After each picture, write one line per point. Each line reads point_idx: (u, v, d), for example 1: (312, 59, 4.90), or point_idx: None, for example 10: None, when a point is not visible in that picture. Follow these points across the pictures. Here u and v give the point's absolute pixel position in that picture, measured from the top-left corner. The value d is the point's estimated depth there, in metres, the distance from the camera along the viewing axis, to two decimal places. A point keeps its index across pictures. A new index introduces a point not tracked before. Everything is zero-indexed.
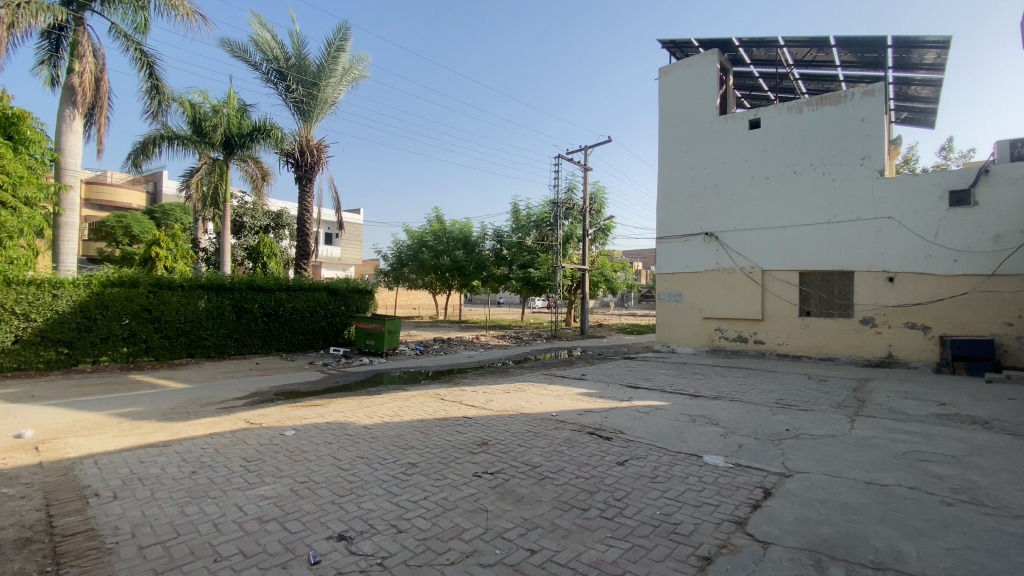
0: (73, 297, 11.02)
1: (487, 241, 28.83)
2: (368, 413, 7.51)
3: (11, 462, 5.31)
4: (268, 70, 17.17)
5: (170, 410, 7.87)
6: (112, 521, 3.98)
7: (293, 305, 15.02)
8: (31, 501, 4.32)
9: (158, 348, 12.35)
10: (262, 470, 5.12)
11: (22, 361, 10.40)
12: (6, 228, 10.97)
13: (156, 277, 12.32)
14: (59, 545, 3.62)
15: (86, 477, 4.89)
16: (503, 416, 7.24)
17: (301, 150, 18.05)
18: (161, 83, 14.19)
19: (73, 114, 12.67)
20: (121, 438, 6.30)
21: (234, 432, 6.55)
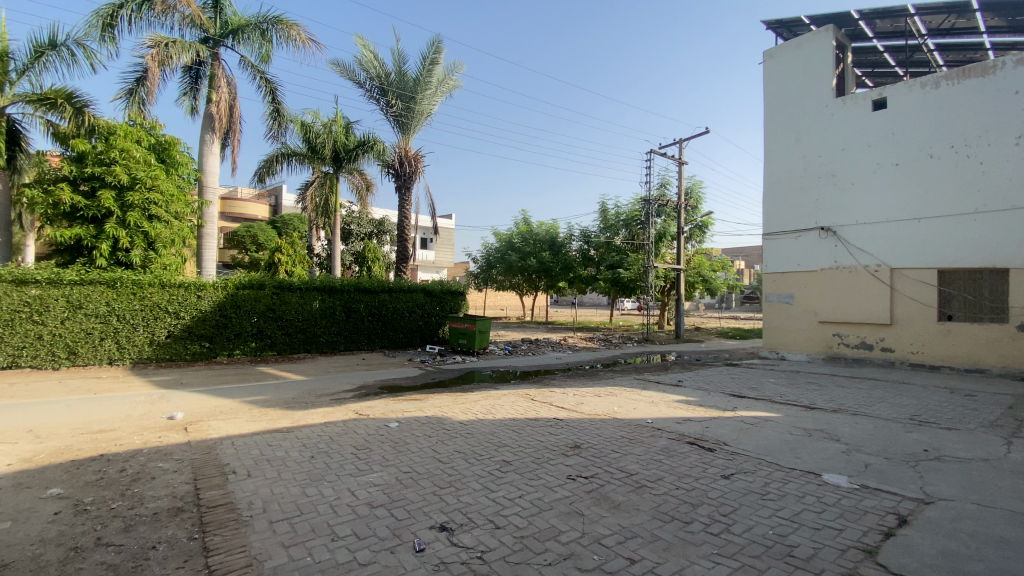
0: (213, 297, 12.68)
1: (574, 242, 28.56)
2: (462, 410, 7.77)
3: (168, 440, 6.21)
4: (371, 87, 18.46)
5: (290, 400, 8.74)
6: (246, 496, 4.49)
7: (395, 305, 15.98)
8: (183, 475, 5.02)
9: (281, 344, 13.79)
10: (370, 459, 5.48)
11: (174, 352, 12.15)
12: (161, 239, 13.02)
13: (279, 280, 13.77)
14: (204, 514, 4.15)
15: (224, 457, 5.56)
16: (596, 420, 7.11)
17: (399, 160, 19.21)
18: (282, 106, 15.85)
19: (212, 138, 14.45)
20: (252, 423, 7.12)
21: (344, 422, 7.09)
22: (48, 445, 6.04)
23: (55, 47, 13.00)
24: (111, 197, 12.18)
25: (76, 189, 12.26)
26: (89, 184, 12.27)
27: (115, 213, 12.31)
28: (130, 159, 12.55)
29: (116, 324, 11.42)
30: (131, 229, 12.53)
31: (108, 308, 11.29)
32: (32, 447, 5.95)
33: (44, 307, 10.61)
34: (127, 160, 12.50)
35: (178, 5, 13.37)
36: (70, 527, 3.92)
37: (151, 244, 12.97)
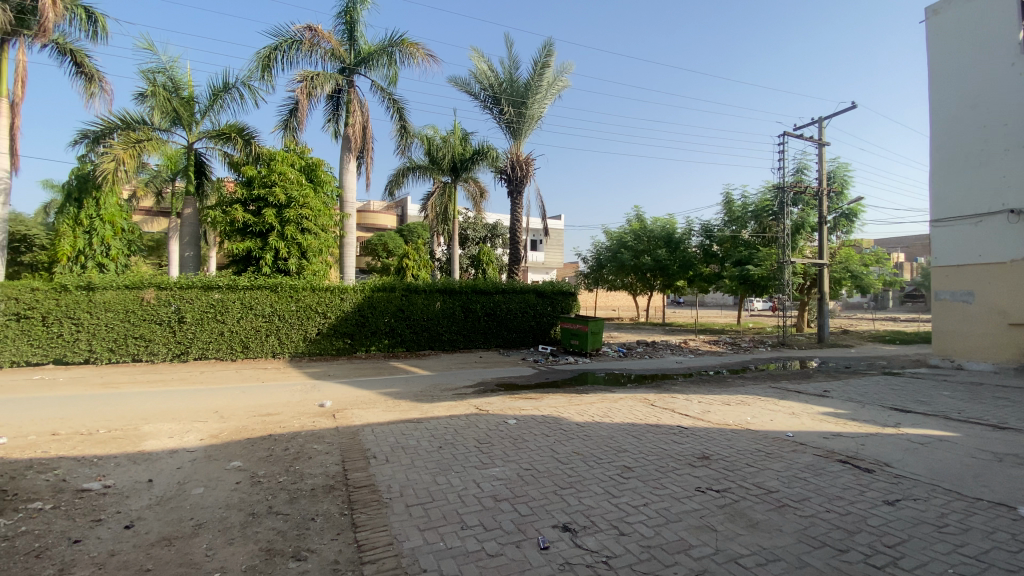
0: (353, 299, 14.15)
1: (694, 238, 26.89)
2: (579, 411, 7.72)
3: (320, 425, 7.06)
4: (485, 98, 19.21)
5: (418, 394, 9.42)
6: (385, 480, 4.93)
7: (508, 305, 16.44)
8: (334, 456, 5.67)
9: (409, 342, 14.94)
10: (492, 453, 5.70)
11: (322, 348, 13.79)
12: (312, 249, 14.85)
13: (407, 283, 14.95)
14: (351, 493, 4.64)
15: (365, 443, 6.17)
16: (725, 430, 6.63)
17: (512, 165, 19.73)
18: (407, 123, 17.18)
19: (349, 158, 16.11)
20: (387, 413, 7.81)
21: (467, 417, 7.46)
22: (231, 424, 7.23)
23: (227, 89, 15.48)
24: (273, 214, 14.22)
25: (246, 209, 14.52)
26: (256, 205, 14.48)
27: (275, 227, 14.33)
28: (286, 180, 14.51)
29: (277, 323, 13.27)
30: (288, 241, 14.48)
31: (271, 309, 13.18)
32: (220, 425, 7.15)
33: (224, 308, 12.73)
34: (284, 181, 14.46)
35: (320, 42, 15.18)
36: (249, 495, 4.63)
37: (304, 254, 14.85)
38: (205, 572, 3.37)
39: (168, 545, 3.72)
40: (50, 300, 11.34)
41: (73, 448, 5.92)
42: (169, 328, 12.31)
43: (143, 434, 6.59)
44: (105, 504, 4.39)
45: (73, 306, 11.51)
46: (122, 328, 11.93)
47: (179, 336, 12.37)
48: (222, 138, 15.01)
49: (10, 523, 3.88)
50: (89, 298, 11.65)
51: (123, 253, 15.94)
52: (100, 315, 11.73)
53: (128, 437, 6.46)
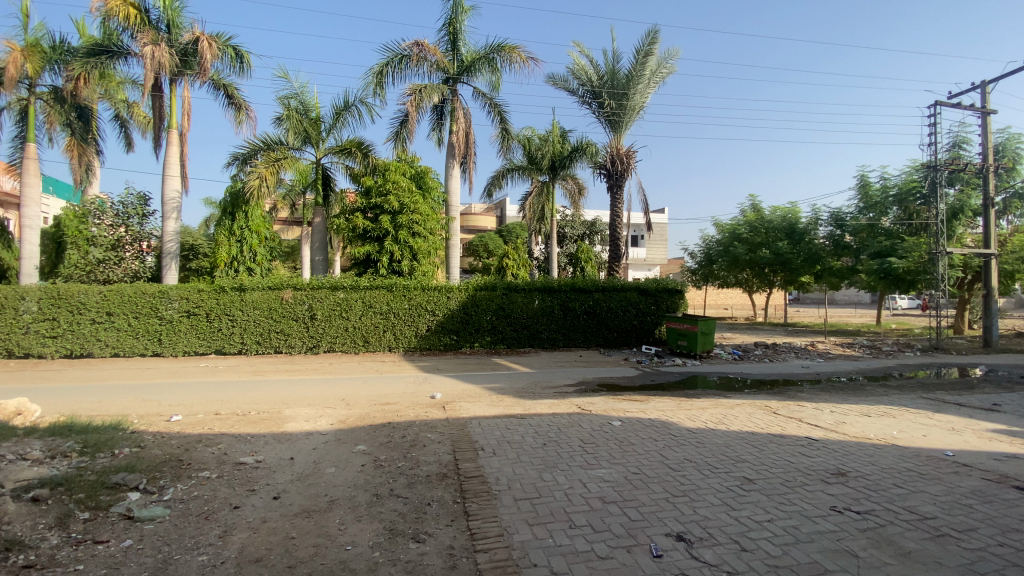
0: (459, 298, 14.82)
1: (821, 228, 24.17)
2: (689, 416, 7.32)
3: (432, 415, 7.49)
4: (584, 93, 18.94)
5: (521, 390, 9.61)
6: (494, 472, 5.10)
7: (609, 304, 16.08)
8: (445, 446, 5.98)
9: (511, 339, 15.26)
10: (598, 454, 5.62)
11: (432, 343, 14.62)
12: (421, 250, 15.83)
13: (507, 282, 15.32)
14: (463, 483, 4.86)
15: (473, 435, 6.43)
16: (863, 445, 5.88)
17: (611, 159, 19.30)
18: (508, 125, 17.58)
19: (454, 163, 16.84)
20: (493, 407, 8.07)
21: (570, 416, 7.44)
22: (355, 411, 7.95)
23: (347, 108, 17.03)
24: (388, 220, 15.41)
25: (365, 216, 15.89)
26: (373, 212, 15.78)
27: (390, 232, 15.49)
28: (398, 188, 15.63)
29: (393, 320, 14.34)
30: (401, 245, 15.59)
31: (387, 307, 14.28)
32: (346, 411, 7.91)
33: (348, 306, 14.04)
34: (397, 190, 15.59)
35: (426, 55, 16.04)
36: (372, 477, 5.06)
37: (415, 256, 15.85)
38: (339, 544, 3.74)
39: (308, 517, 4.19)
40: (212, 299, 13.38)
41: (233, 426, 6.92)
42: (303, 324, 13.85)
43: (284, 416, 7.50)
44: (257, 477, 5.07)
45: (228, 304, 13.44)
46: (266, 324, 13.67)
47: (311, 332, 13.88)
48: (344, 153, 16.50)
49: (187, 488, 4.64)
50: (241, 297, 13.54)
51: (266, 258, 18.25)
52: (249, 312, 13.56)
53: (273, 418, 7.39)
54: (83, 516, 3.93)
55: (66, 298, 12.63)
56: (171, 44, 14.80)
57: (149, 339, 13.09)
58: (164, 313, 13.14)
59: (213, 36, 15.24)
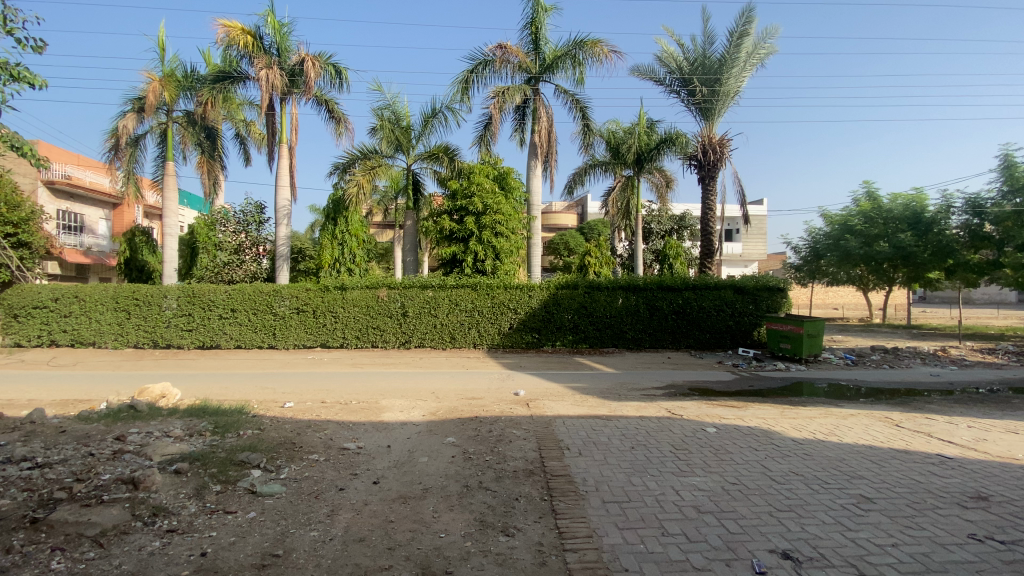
0: (540, 296, 14.87)
1: (955, 217, 21.13)
2: (793, 425, 6.74)
3: (517, 412, 7.59)
4: (671, 81, 18.09)
5: (606, 391, 9.43)
6: (581, 473, 5.05)
7: (700, 303, 15.26)
8: (531, 443, 6.02)
9: (594, 339, 15.02)
10: (690, 460, 5.36)
11: (515, 341, 14.82)
12: (503, 250, 16.12)
13: (590, 281, 15.11)
14: (550, 481, 4.87)
15: (558, 433, 6.42)
16: (1013, 467, 5.06)
17: (703, 149, 18.34)
18: (590, 121, 17.32)
19: (536, 163, 16.89)
20: (578, 407, 8.00)
21: (659, 419, 7.17)
22: (444, 404, 8.28)
23: (435, 114, 17.75)
24: (472, 221, 15.86)
25: (451, 218, 16.48)
26: (459, 214, 16.30)
27: (474, 232, 15.93)
28: (482, 190, 16.02)
29: (477, 318, 14.74)
30: (484, 245, 15.97)
31: (472, 305, 14.71)
32: (436, 404, 8.25)
33: (436, 304, 14.66)
34: (481, 191, 15.99)
35: (509, 57, 16.25)
36: (462, 469, 5.23)
37: (498, 255, 16.15)
38: (433, 531, 3.91)
39: (405, 503, 4.43)
40: (318, 297, 14.62)
41: (337, 414, 7.50)
42: (396, 320, 14.68)
43: (381, 407, 7.99)
44: (359, 462, 5.45)
45: (331, 302, 14.61)
46: (363, 320, 14.66)
47: (402, 328, 14.67)
48: (432, 158, 17.20)
49: (299, 468, 5.11)
50: (342, 296, 14.65)
51: (363, 260, 19.57)
52: (349, 310, 14.63)
53: (371, 408, 7.91)
54: (215, 489, 4.46)
55: (199, 296, 14.47)
56: (281, 66, 16.32)
57: (265, 333, 14.58)
58: (277, 310, 14.58)
59: (316, 56, 16.61)
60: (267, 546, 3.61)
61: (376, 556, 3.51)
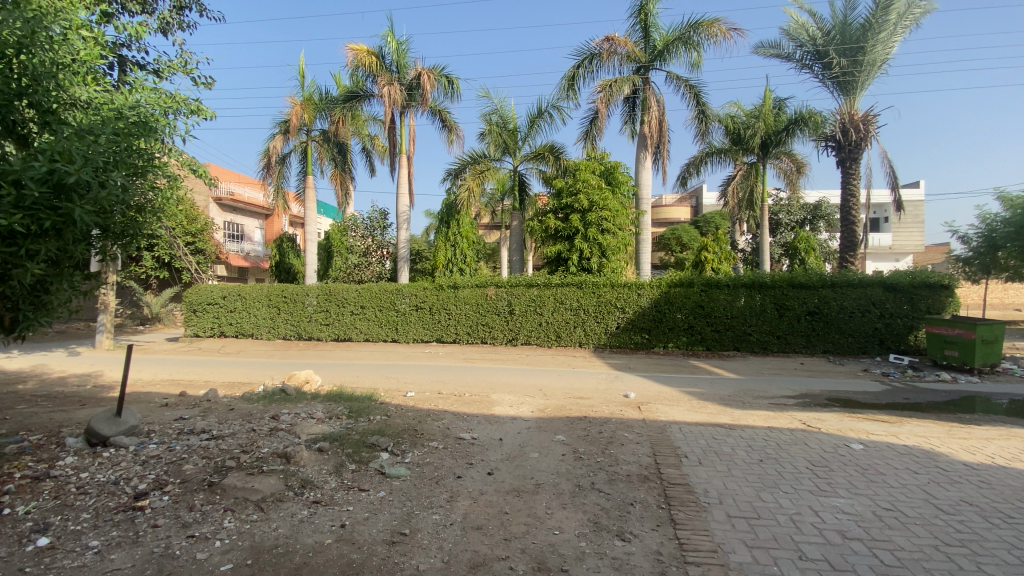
0: (651, 295, 14.27)
1: None
2: (966, 447, 5.69)
3: (629, 415, 7.36)
4: (802, 56, 16.31)
5: (725, 397, 8.75)
6: (701, 483, 4.74)
7: (839, 303, 13.55)
8: (645, 448, 5.79)
9: (710, 341, 14.04)
10: (831, 479, 4.77)
11: (623, 341, 14.39)
12: (611, 247, 15.79)
13: (707, 278, 14.15)
14: (667, 488, 4.64)
15: (674, 440, 6.10)
16: None
17: (842, 128, 16.21)
18: (706, 107, 16.25)
19: (646, 154, 16.21)
20: (695, 413, 7.54)
21: (791, 431, 6.48)
22: (553, 401, 8.31)
23: (541, 114, 17.89)
24: (578, 218, 15.72)
25: (557, 216, 16.48)
26: (564, 212, 16.23)
27: (580, 230, 15.77)
28: (589, 186, 15.80)
29: (583, 316, 14.57)
30: (590, 242, 15.70)
31: (578, 304, 14.58)
32: (545, 401, 8.32)
33: (542, 303, 14.79)
34: (587, 188, 15.78)
35: (617, 49, 15.83)
36: (574, 468, 5.19)
37: (604, 253, 15.84)
38: (547, 526, 3.92)
39: (519, 496, 4.51)
40: (433, 295, 15.55)
41: (453, 406, 7.89)
42: (503, 318, 15.08)
43: (492, 401, 8.26)
44: (474, 452, 5.68)
45: (445, 300, 15.45)
46: (474, 317, 15.28)
47: (510, 325, 15.02)
48: (539, 157, 17.33)
49: (421, 454, 5.46)
50: (454, 294, 15.43)
51: (474, 260, 20.39)
52: (460, 307, 15.35)
53: (483, 401, 8.21)
54: (351, 467, 4.93)
55: (333, 294, 16.17)
56: (400, 81, 17.57)
57: (388, 328, 15.87)
58: (399, 307, 15.77)
59: (431, 69, 17.68)
60: (395, 524, 3.90)
61: (493, 545, 3.62)
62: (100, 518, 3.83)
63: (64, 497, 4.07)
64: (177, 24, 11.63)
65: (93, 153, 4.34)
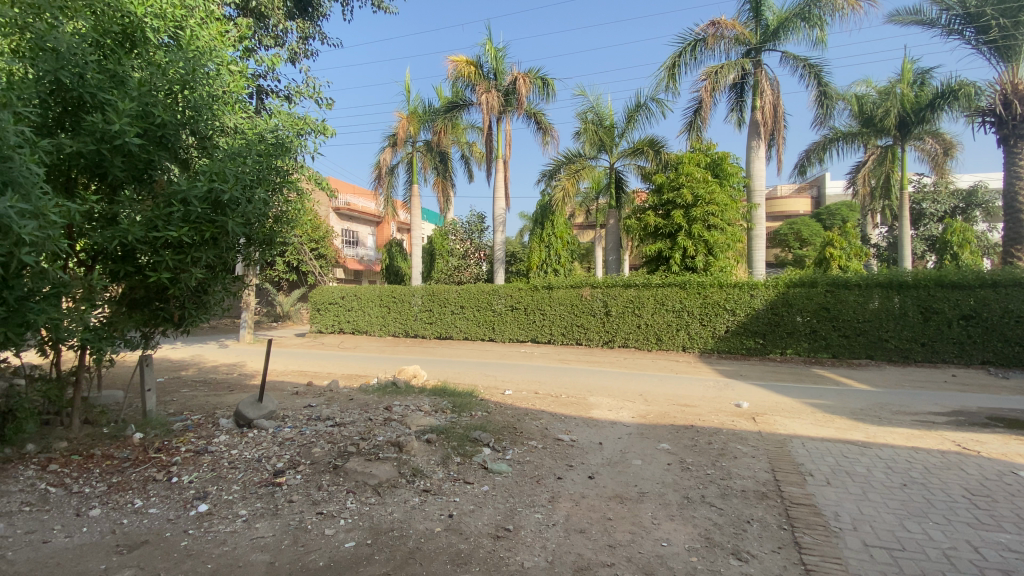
0: (766, 296, 13.12)
1: None
2: None
3: (741, 426, 6.82)
4: (949, 20, 14.01)
5: (856, 411, 7.77)
6: (831, 505, 4.25)
7: (1006, 305, 11.46)
8: (761, 462, 5.32)
9: (837, 347, 12.57)
10: (1000, 513, 4.03)
11: (732, 346, 13.39)
12: (719, 245, 14.83)
13: (833, 277, 12.69)
14: (789, 508, 4.22)
15: (795, 455, 5.54)
16: None
17: (1003, 101, 13.64)
18: (829, 87, 14.64)
19: (759, 143, 14.96)
20: (819, 427, 6.79)
21: (943, 454, 5.57)
22: (655, 407, 7.98)
23: (640, 108, 17.31)
24: (681, 215, 14.96)
25: (657, 213, 15.81)
26: (665, 208, 15.52)
27: (684, 227, 14.98)
28: (693, 180, 14.98)
29: (687, 318, 13.82)
30: (695, 240, 14.86)
31: (681, 305, 13.86)
32: (646, 407, 8.01)
33: (641, 304, 14.28)
34: (691, 182, 14.96)
35: (724, 32, 14.80)
36: (681, 479, 4.92)
37: (711, 251, 14.91)
38: (654, 537, 3.75)
39: (622, 503, 4.37)
40: (529, 296, 15.74)
41: (550, 406, 7.90)
42: (600, 319, 14.82)
43: (590, 403, 8.13)
44: (574, 454, 5.63)
45: (540, 301, 15.55)
46: (569, 318, 15.20)
47: (607, 326, 14.71)
48: (637, 153, 16.76)
49: (521, 452, 5.53)
50: (549, 295, 15.47)
51: (569, 260, 20.26)
52: (556, 308, 15.35)
53: (581, 403, 8.11)
54: (456, 460, 5.14)
55: (436, 295, 17.05)
56: (498, 88, 18.02)
57: (486, 327, 16.35)
58: (496, 307, 16.20)
59: (527, 73, 17.94)
60: (499, 519, 3.98)
61: (597, 550, 3.54)
62: (247, 490, 4.38)
63: (219, 470, 4.72)
64: (303, 53, 13.01)
65: (242, 172, 4.99)
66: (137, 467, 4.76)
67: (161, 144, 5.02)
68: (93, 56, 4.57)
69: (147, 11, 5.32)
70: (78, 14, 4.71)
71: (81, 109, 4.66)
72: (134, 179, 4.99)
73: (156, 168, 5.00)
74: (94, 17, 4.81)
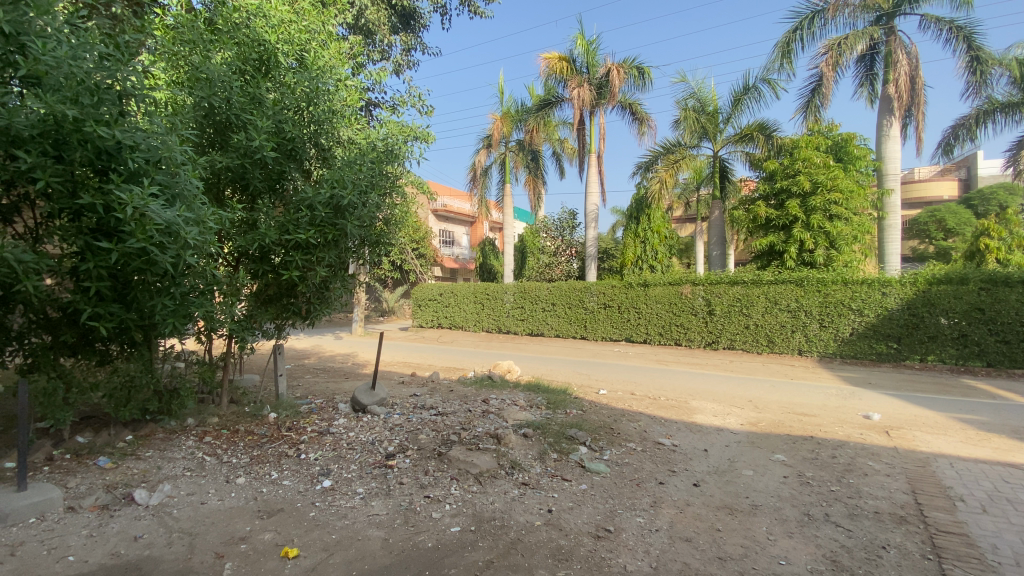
0: (901, 295, 11.54)
1: None
2: None
3: (871, 440, 6.08)
4: None
5: (1021, 429, 6.57)
6: (987, 536, 3.65)
7: None
8: (898, 482, 4.70)
9: (994, 354, 10.72)
10: None
11: (859, 350, 11.97)
12: (842, 237, 13.35)
13: (990, 272, 10.82)
14: (934, 536, 3.69)
15: (940, 476, 4.82)
16: None
17: None
18: (984, 50, 12.51)
19: (891, 121, 13.22)
20: (972, 446, 5.84)
21: None
22: (766, 415, 7.37)
23: (748, 90, 16.06)
24: (797, 205, 13.63)
25: (768, 204, 14.57)
26: (779, 198, 14.25)
27: (800, 218, 13.64)
28: (810, 165, 13.62)
29: (804, 319, 12.59)
30: (814, 231, 13.49)
31: (797, 304, 12.65)
32: (756, 414, 7.43)
33: (750, 302, 13.28)
34: (809, 168, 13.61)
35: None
36: (800, 493, 4.50)
37: (833, 244, 13.45)
38: (770, 553, 3.48)
39: (731, 514, 4.11)
40: (623, 293, 15.37)
41: (649, 407, 7.64)
42: (702, 318, 14.04)
43: (693, 407, 7.74)
44: (676, 459, 5.39)
45: (635, 298, 15.11)
46: (668, 316, 14.58)
47: (709, 326, 13.90)
48: (744, 139, 15.57)
49: (620, 453, 5.40)
50: (645, 292, 14.96)
51: (666, 256, 19.43)
52: (653, 306, 14.81)
53: (682, 407, 7.74)
54: (553, 456, 5.16)
55: (528, 292, 17.27)
56: (591, 81, 17.75)
57: (578, 325, 16.25)
58: (588, 304, 16.03)
59: (621, 63, 17.47)
60: (600, 519, 3.93)
61: (705, 562, 3.36)
62: (363, 470, 4.77)
63: (339, 449, 5.20)
64: (406, 65, 13.85)
65: (358, 178, 5.43)
66: (273, 443, 5.39)
67: (290, 156, 5.61)
68: (237, 82, 5.21)
69: (279, 38, 5.93)
70: (225, 46, 5.39)
71: (228, 129, 5.35)
72: (269, 188, 5.62)
73: (287, 178, 5.61)
74: (238, 47, 5.47)
